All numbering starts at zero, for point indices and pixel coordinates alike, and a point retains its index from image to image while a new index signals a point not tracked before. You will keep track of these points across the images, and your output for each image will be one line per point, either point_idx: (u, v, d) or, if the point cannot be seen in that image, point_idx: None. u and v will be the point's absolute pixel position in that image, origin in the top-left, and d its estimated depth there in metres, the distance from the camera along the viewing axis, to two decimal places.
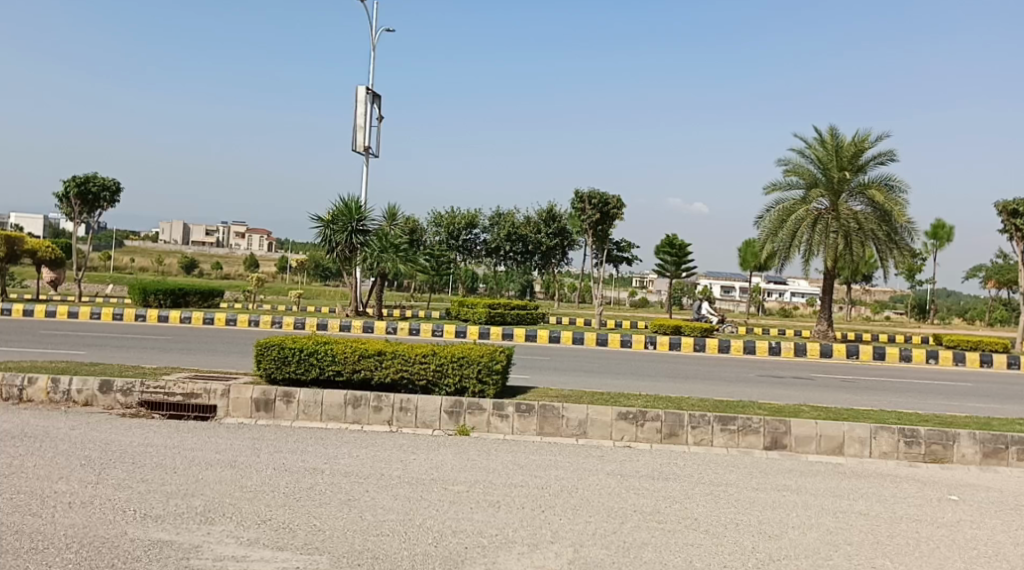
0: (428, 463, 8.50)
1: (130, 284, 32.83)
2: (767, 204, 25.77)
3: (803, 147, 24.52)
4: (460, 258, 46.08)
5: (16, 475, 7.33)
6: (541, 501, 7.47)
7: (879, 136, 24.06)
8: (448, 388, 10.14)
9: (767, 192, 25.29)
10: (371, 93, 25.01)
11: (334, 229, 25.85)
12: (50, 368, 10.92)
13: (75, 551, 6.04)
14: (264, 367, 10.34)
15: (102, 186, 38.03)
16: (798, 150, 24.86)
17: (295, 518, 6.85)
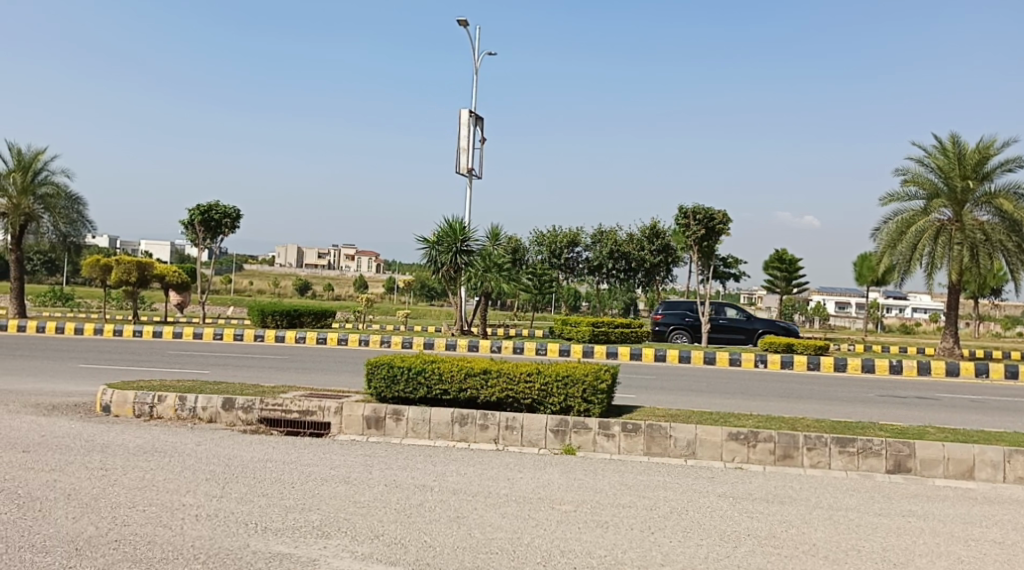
0: (535, 481, 8.54)
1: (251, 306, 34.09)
2: (884, 217, 24.96)
3: (923, 156, 23.77)
4: (563, 277, 46.13)
5: (149, 488, 7.68)
6: (651, 523, 7.41)
7: (1005, 143, 23.17)
8: (553, 407, 10.13)
9: (885, 204, 24.53)
10: (473, 116, 25.42)
11: (439, 249, 26.29)
12: (177, 387, 11.44)
13: (202, 562, 6.25)
14: (374, 386, 10.56)
15: (224, 214, 39.64)
16: (917, 159, 24.09)
17: (406, 534, 6.97)
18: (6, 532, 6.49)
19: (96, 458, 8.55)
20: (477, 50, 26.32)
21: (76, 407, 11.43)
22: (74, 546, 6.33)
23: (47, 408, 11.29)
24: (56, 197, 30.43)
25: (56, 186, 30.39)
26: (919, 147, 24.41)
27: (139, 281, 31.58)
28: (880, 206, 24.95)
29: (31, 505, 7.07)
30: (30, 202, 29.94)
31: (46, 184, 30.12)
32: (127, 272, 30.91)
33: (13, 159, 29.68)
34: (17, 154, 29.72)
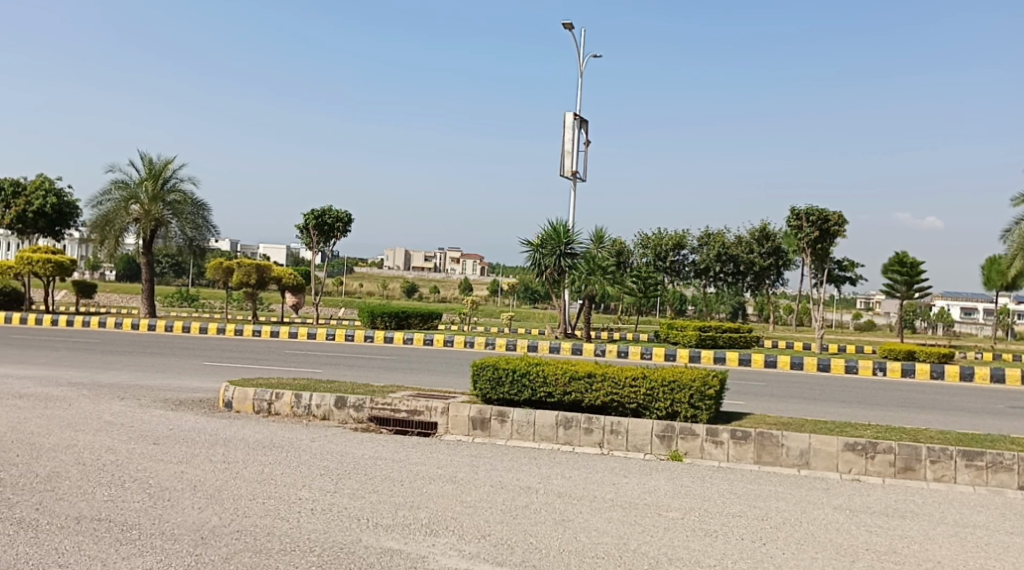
0: (641, 487, 8.44)
1: (362, 307, 34.91)
2: (1015, 219, 23.80)
3: None
4: (669, 280, 45.54)
5: (267, 481, 7.93)
6: (763, 533, 7.23)
7: None
8: (660, 412, 10.01)
9: (1015, 205, 23.39)
10: (578, 119, 25.40)
11: (543, 253, 26.40)
12: (293, 384, 11.76)
13: (317, 554, 6.37)
14: (479, 387, 10.66)
15: (336, 218, 40.69)
16: None
17: (513, 535, 6.99)
18: (137, 518, 6.79)
19: (218, 451, 8.87)
20: (582, 52, 26.29)
21: (200, 402, 11.90)
22: (200, 534, 6.56)
23: (173, 402, 11.78)
24: (183, 203, 31.81)
25: (184, 193, 31.77)
26: None
27: (258, 284, 32.66)
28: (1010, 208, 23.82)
29: (161, 494, 7.37)
30: (160, 208, 31.43)
31: (174, 192, 31.51)
32: (247, 275, 31.99)
33: (145, 168, 31.20)
34: (148, 163, 31.27)
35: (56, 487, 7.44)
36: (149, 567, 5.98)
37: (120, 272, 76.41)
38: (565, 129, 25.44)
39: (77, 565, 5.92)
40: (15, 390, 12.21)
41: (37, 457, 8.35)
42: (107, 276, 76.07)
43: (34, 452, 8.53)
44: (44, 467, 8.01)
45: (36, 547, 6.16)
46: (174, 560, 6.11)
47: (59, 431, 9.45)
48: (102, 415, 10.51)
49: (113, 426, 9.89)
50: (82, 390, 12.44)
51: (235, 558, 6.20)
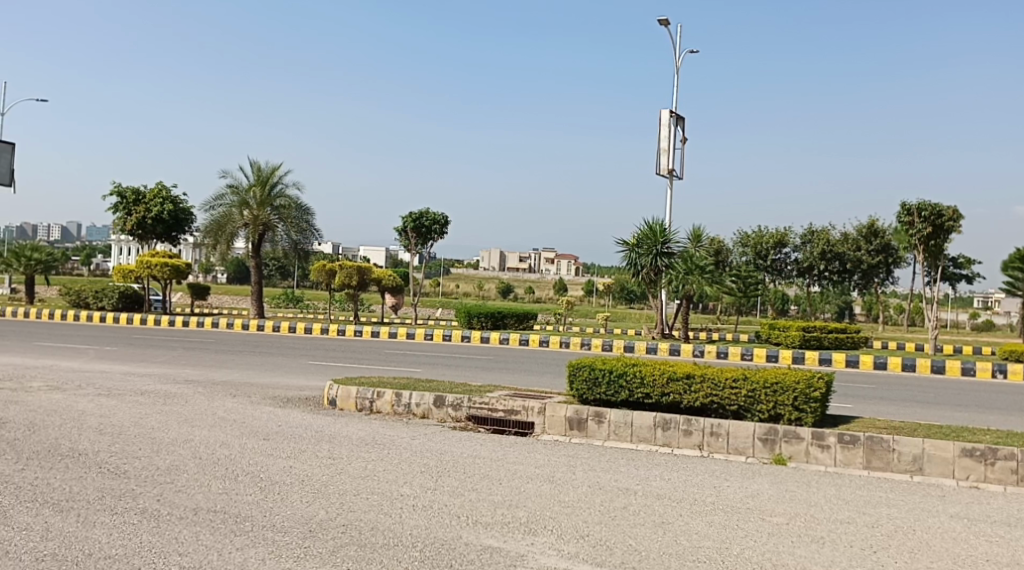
0: (743, 491, 8.23)
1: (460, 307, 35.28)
2: None
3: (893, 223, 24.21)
4: (771, 279, 44.49)
5: (371, 477, 8.03)
6: (873, 541, 6.96)
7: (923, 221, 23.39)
8: (761, 414, 9.75)
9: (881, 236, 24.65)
10: (675, 117, 25.08)
11: (639, 252, 26.18)
12: (394, 383, 11.91)
13: (419, 550, 6.39)
14: (576, 388, 10.58)
15: (434, 220, 41.23)
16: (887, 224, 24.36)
17: (612, 536, 6.89)
18: (249, 511, 6.95)
19: (324, 447, 9.03)
20: (677, 49, 25.97)
21: (308, 400, 12.17)
22: (308, 527, 6.67)
23: (281, 399, 12.08)
24: (290, 208, 32.69)
25: (290, 197, 32.64)
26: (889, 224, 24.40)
27: (360, 287, 33.32)
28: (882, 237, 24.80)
29: (271, 487, 7.54)
30: (267, 213, 32.40)
31: (280, 196, 32.46)
32: (349, 277, 32.65)
33: (254, 175, 32.16)
34: (257, 169, 32.20)
35: (175, 479, 7.68)
36: (262, 558, 6.09)
37: (230, 275, 79.23)
38: (661, 126, 25.13)
39: (195, 554, 6.08)
40: (137, 387, 12.73)
41: (157, 450, 8.66)
42: (219, 278, 78.78)
43: (155, 446, 8.85)
44: (164, 460, 8.29)
45: (158, 536, 6.35)
46: (284, 552, 6.21)
47: (177, 427, 9.77)
48: (217, 411, 10.85)
49: (226, 422, 10.19)
50: (197, 387, 12.88)
51: (342, 552, 6.26)
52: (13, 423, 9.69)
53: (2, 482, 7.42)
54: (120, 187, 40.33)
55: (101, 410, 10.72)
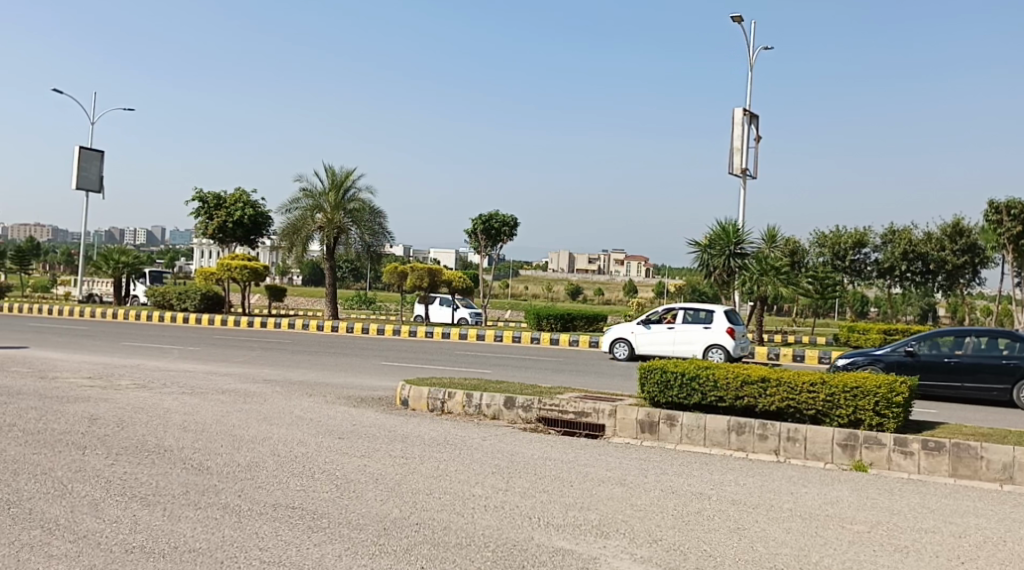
0: (822, 498, 7.99)
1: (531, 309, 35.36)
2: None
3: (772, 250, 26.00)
4: (849, 280, 43.44)
5: (442, 477, 8.03)
6: (961, 552, 6.68)
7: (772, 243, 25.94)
8: (841, 419, 9.45)
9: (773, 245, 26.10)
10: (748, 114, 24.67)
11: (711, 253, 25.89)
12: (465, 384, 11.92)
13: (492, 550, 6.34)
14: (647, 390, 10.44)
15: (503, 222, 41.35)
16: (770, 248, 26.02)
17: (686, 541, 6.75)
18: (326, 508, 6.99)
19: (397, 447, 9.06)
20: (751, 46, 25.53)
21: (381, 400, 12.23)
22: (383, 525, 6.68)
23: (355, 399, 12.19)
24: (363, 211, 33.16)
25: (363, 201, 33.13)
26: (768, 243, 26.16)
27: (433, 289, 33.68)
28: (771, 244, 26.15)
29: (347, 486, 7.58)
30: (341, 217, 32.85)
31: (354, 200, 32.99)
32: (420, 279, 32.88)
33: (328, 179, 32.75)
34: (331, 174, 32.71)
35: (255, 475, 7.79)
36: (338, 554, 6.11)
37: (306, 277, 80.90)
38: (734, 125, 24.73)
39: (274, 549, 6.12)
40: (218, 386, 12.97)
41: (237, 447, 8.80)
42: (295, 280, 80.38)
43: (235, 443, 8.98)
44: (245, 456, 8.41)
45: (239, 531, 6.43)
46: (360, 548, 6.22)
47: (257, 424, 9.92)
48: (294, 410, 10.99)
49: (303, 420, 10.31)
50: (275, 386, 13.07)
51: (416, 550, 6.25)
52: (102, 420, 9.95)
53: (93, 475, 7.61)
54: (202, 193, 41.36)
55: (185, 408, 10.95)
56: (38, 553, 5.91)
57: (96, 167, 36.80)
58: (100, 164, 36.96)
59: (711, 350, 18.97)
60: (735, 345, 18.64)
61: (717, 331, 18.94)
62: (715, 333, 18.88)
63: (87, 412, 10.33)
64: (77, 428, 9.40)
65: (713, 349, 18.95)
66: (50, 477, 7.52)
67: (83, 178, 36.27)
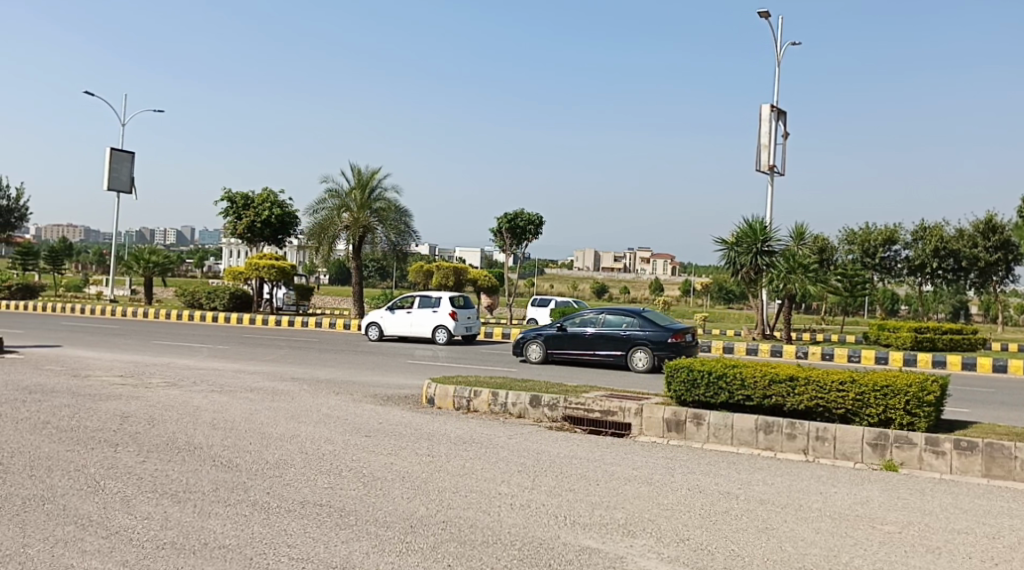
0: (852, 498, 7.89)
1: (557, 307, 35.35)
2: None
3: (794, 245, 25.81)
4: (879, 278, 42.96)
5: (469, 475, 8.01)
6: (994, 553, 6.56)
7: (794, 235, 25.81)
8: (871, 418, 9.32)
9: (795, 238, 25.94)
10: (775, 110, 24.46)
11: (738, 250, 25.77)
12: (491, 383, 11.90)
13: (518, 548, 6.31)
14: (674, 389, 10.36)
15: (528, 221, 41.32)
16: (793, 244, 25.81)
17: (713, 541, 6.68)
18: (353, 505, 6.99)
19: (423, 445, 9.04)
20: (778, 41, 25.30)
21: (407, 398, 12.24)
22: (409, 523, 6.67)
23: (382, 397, 12.20)
24: (389, 210, 33.25)
25: (389, 200, 33.21)
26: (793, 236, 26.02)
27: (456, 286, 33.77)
28: (797, 238, 25.97)
29: (374, 483, 7.57)
30: (367, 216, 32.96)
31: (379, 199, 33.08)
32: (446, 277, 32.89)
33: (354, 179, 32.90)
34: (357, 173, 32.85)
35: (283, 473, 7.80)
36: (366, 551, 6.10)
37: (332, 277, 81.32)
38: (761, 121, 24.56)
39: (303, 546, 6.12)
40: (247, 384, 13.03)
41: (266, 444, 8.82)
42: (321, 280, 80.79)
43: (264, 440, 9.01)
44: (273, 454, 8.43)
45: (268, 528, 6.44)
46: (387, 546, 6.21)
47: (285, 422, 9.96)
48: (321, 408, 11.03)
49: (330, 418, 10.33)
50: (302, 384, 13.11)
51: (442, 548, 6.23)
52: (134, 418, 10.01)
53: (125, 472, 7.66)
54: (230, 193, 41.66)
55: (214, 406, 11.00)
56: (71, 548, 5.95)
57: (126, 168, 37.18)
58: (130, 165, 37.34)
59: (437, 330, 22.16)
60: (454, 325, 21.95)
61: (442, 315, 22.21)
62: (438, 316, 22.11)
63: (119, 410, 10.42)
64: (108, 426, 9.48)
65: (440, 330, 22.15)
66: (83, 473, 7.58)
67: (114, 179, 36.66)
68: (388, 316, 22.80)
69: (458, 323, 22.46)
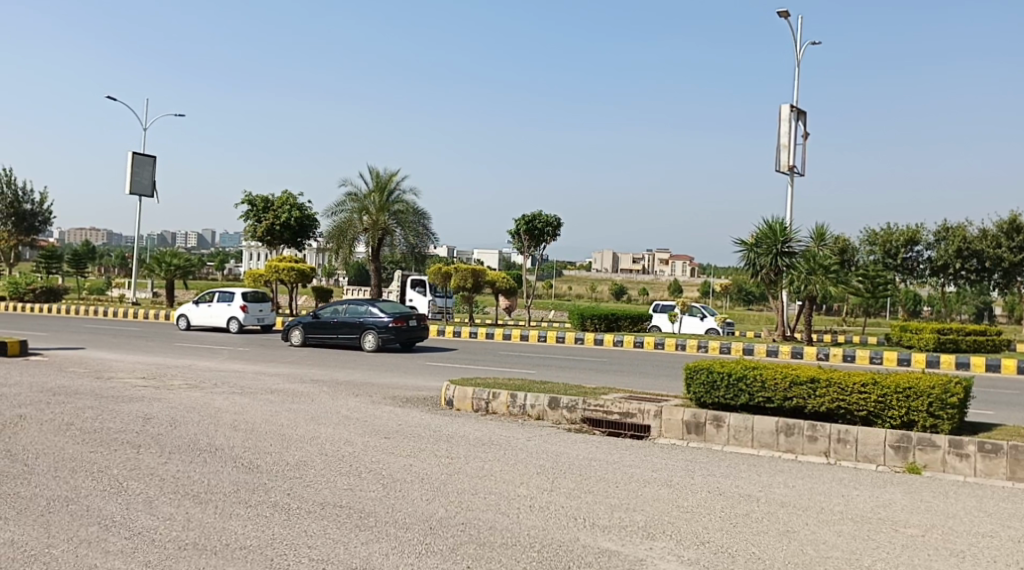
0: (874, 501, 7.80)
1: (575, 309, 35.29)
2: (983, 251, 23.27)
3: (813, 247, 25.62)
4: (901, 279, 42.62)
5: (488, 477, 7.99)
6: (1019, 557, 6.47)
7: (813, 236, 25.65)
8: (893, 421, 9.22)
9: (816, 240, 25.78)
10: (795, 110, 24.32)
11: (758, 251, 25.59)
12: (509, 384, 11.88)
13: (538, 551, 6.28)
14: (693, 391, 10.29)
15: (546, 223, 41.28)
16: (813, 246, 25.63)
17: (734, 543, 6.63)
18: (373, 506, 6.99)
19: (442, 447, 9.02)
20: (798, 42, 25.16)
21: (426, 400, 12.24)
22: (429, 524, 6.65)
23: (401, 399, 12.20)
24: (407, 212, 33.28)
25: (408, 202, 33.24)
26: (814, 237, 25.87)
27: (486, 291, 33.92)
28: (817, 239, 25.81)
29: (394, 485, 7.57)
30: (386, 218, 33.02)
31: (398, 201, 33.12)
32: (464, 279, 32.90)
33: (373, 181, 32.97)
34: (376, 176, 32.92)
35: (304, 474, 7.80)
36: (386, 553, 6.09)
37: (351, 278, 81.60)
38: (781, 121, 24.42)
39: (323, 547, 6.12)
40: (267, 385, 13.07)
41: (287, 446, 8.83)
42: (341, 281, 81.06)
43: (285, 442, 9.03)
44: (294, 455, 8.44)
45: (288, 529, 6.45)
46: (407, 548, 6.20)
47: (305, 424, 9.97)
48: (341, 409, 11.04)
49: (350, 420, 10.33)
50: (322, 386, 13.14)
51: (461, 550, 6.21)
52: (156, 419, 10.06)
53: (148, 473, 7.69)
54: (250, 196, 41.83)
55: (235, 407, 11.03)
56: (95, 548, 5.97)
57: (148, 172, 37.42)
58: (152, 169, 37.58)
59: (229, 320, 25.90)
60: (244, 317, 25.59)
61: (234, 308, 25.87)
62: (231, 308, 25.74)
63: (142, 411, 10.47)
64: (131, 427, 9.52)
65: (232, 321, 25.86)
66: (106, 475, 7.62)
67: (136, 183, 36.91)
68: (193, 309, 26.48)
69: (252, 314, 26.06)
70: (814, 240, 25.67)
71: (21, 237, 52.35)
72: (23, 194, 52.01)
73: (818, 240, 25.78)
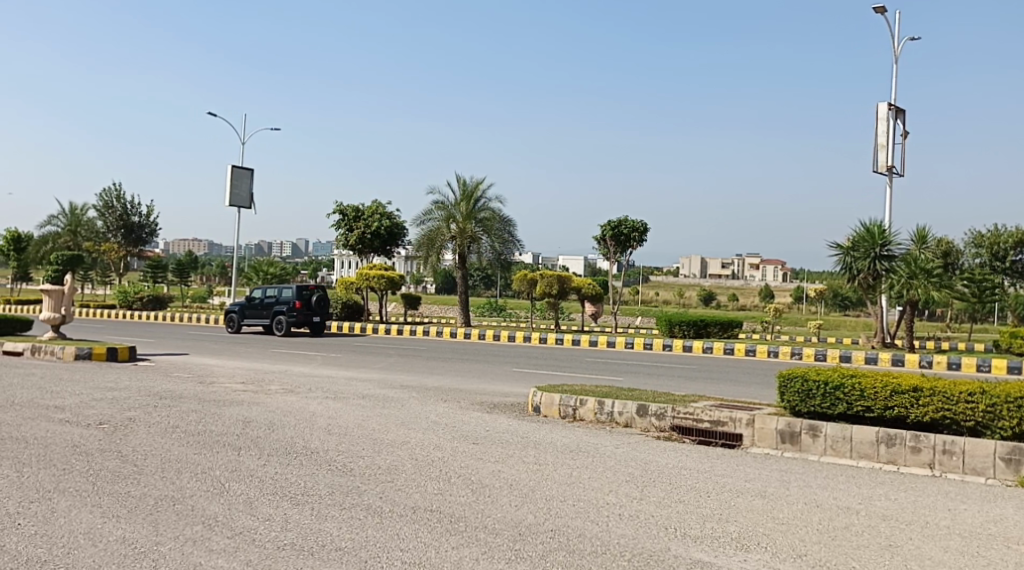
0: (984, 515, 7.42)
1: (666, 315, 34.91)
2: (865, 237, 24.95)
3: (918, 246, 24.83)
4: (1010, 282, 40.93)
5: (576, 484, 7.88)
6: None
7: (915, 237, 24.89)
8: (1003, 432, 8.75)
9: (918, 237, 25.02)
10: (893, 109, 23.55)
11: (855, 255, 24.91)
12: (596, 391, 11.76)
13: (628, 559, 6.16)
14: (788, 399, 9.95)
15: (632, 228, 40.93)
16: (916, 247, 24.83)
17: (833, 557, 6.39)
18: (462, 511, 6.97)
19: (530, 453, 8.97)
20: (896, 36, 24.30)
21: (513, 406, 12.21)
22: (518, 530, 6.59)
23: (489, 405, 12.20)
24: (493, 220, 33.45)
25: (493, 210, 33.40)
26: (917, 235, 25.01)
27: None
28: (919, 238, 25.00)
29: (483, 490, 7.53)
30: (473, 226, 33.28)
31: (484, 208, 33.37)
32: (550, 285, 32.87)
33: (460, 190, 33.24)
34: (462, 184, 33.19)
35: (395, 478, 7.83)
36: (476, 557, 6.05)
37: (438, 286, 82.67)
38: (878, 120, 23.70)
39: (414, 550, 6.11)
40: (359, 391, 13.23)
41: (379, 450, 8.89)
42: (428, 289, 82.24)
43: (377, 446, 9.10)
44: (385, 459, 8.49)
45: (381, 531, 6.46)
46: (496, 553, 6.15)
47: (395, 429, 10.02)
48: (430, 415, 11.08)
49: (439, 426, 10.34)
50: (412, 391, 13.23)
51: (551, 557, 6.12)
52: (255, 422, 10.28)
53: (247, 474, 7.85)
54: (342, 205, 42.67)
55: (329, 412, 11.19)
56: (199, 547, 6.09)
57: (246, 185, 38.47)
58: (250, 181, 38.63)
59: None
60: None
61: None
62: None
63: (242, 415, 10.70)
64: (232, 430, 9.74)
65: None
66: (209, 475, 7.79)
67: (235, 195, 37.97)
68: None
69: None
70: (918, 241, 24.88)
71: (129, 247, 54.41)
72: (131, 207, 54.09)
73: (919, 241, 24.93)
